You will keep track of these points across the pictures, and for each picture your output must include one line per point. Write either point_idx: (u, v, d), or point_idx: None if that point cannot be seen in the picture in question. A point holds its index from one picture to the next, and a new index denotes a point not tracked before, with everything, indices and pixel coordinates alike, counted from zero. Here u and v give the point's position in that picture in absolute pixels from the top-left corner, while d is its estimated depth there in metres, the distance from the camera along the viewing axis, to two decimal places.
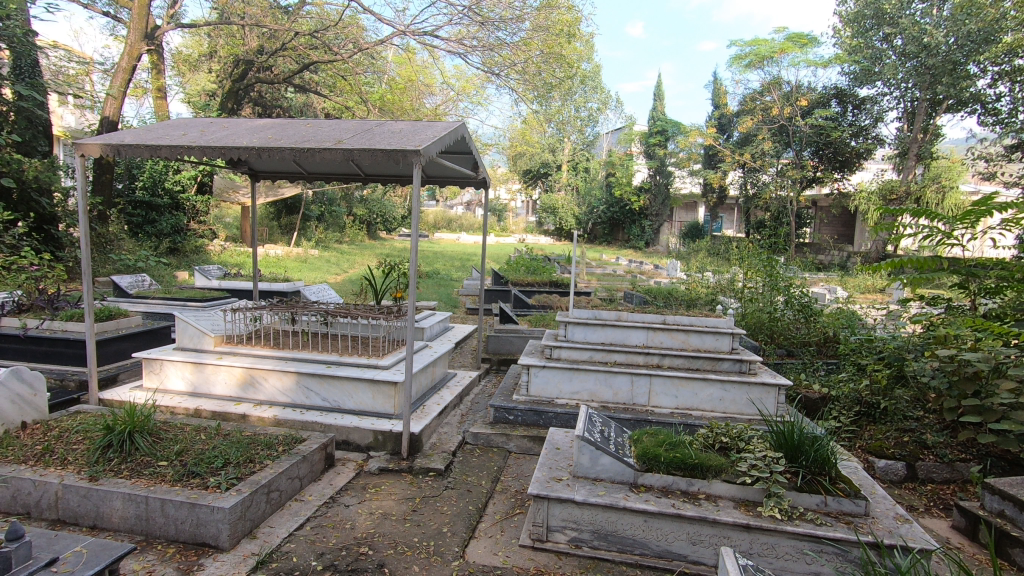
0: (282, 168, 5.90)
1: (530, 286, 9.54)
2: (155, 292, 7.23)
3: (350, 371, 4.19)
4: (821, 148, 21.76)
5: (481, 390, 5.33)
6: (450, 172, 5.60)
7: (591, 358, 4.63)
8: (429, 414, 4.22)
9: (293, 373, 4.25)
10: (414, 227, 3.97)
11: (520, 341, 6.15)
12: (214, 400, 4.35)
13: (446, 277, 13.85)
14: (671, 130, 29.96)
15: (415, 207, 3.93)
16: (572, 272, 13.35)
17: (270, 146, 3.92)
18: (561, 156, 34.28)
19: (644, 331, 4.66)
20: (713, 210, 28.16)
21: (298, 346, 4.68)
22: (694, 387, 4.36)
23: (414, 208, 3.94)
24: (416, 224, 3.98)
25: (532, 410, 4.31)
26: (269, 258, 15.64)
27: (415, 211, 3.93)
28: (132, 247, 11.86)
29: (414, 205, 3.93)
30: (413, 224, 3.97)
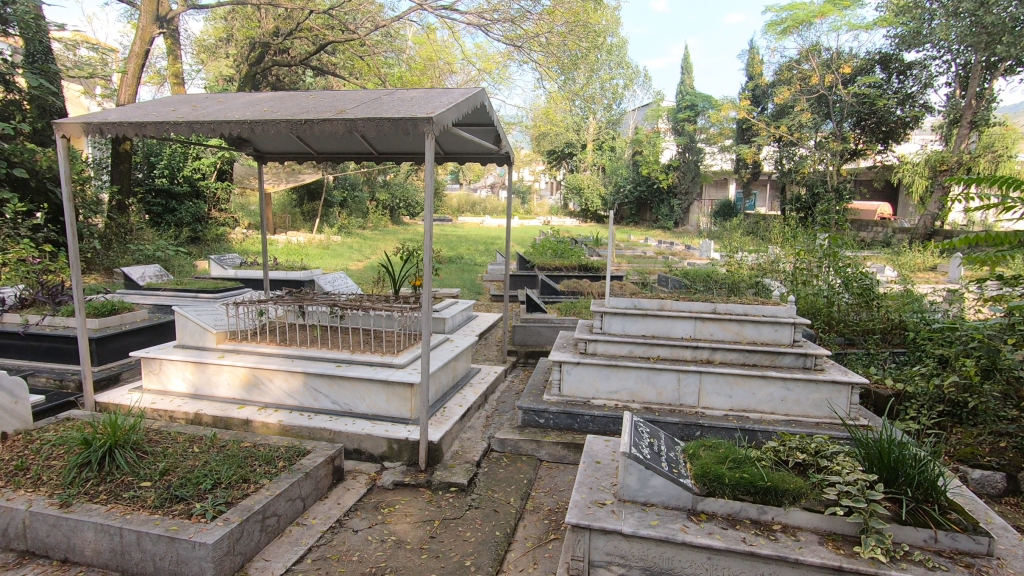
0: (289, 149, 5.52)
1: (558, 270, 9.01)
2: (166, 284, 6.93)
3: (362, 371, 3.76)
4: (864, 117, 20.45)
5: (508, 387, 4.86)
6: (469, 146, 5.08)
7: (631, 353, 4.10)
8: (449, 418, 3.76)
9: (299, 374, 3.84)
10: (427, 208, 3.45)
11: (549, 331, 5.66)
12: (216, 403, 3.98)
13: (470, 262, 13.38)
14: (701, 105, 28.74)
15: (428, 186, 3.41)
16: (600, 255, 12.74)
17: (264, 118, 3.44)
18: (586, 135, 33.39)
19: (692, 322, 4.11)
20: (745, 187, 27.05)
21: (306, 342, 4.27)
22: (750, 386, 3.81)
23: (427, 186, 3.42)
24: (430, 204, 3.45)
25: (566, 412, 3.83)
26: (291, 246, 15.39)
27: (429, 189, 3.41)
28: (152, 237, 11.72)
29: (427, 183, 3.40)
30: (426, 205, 3.44)
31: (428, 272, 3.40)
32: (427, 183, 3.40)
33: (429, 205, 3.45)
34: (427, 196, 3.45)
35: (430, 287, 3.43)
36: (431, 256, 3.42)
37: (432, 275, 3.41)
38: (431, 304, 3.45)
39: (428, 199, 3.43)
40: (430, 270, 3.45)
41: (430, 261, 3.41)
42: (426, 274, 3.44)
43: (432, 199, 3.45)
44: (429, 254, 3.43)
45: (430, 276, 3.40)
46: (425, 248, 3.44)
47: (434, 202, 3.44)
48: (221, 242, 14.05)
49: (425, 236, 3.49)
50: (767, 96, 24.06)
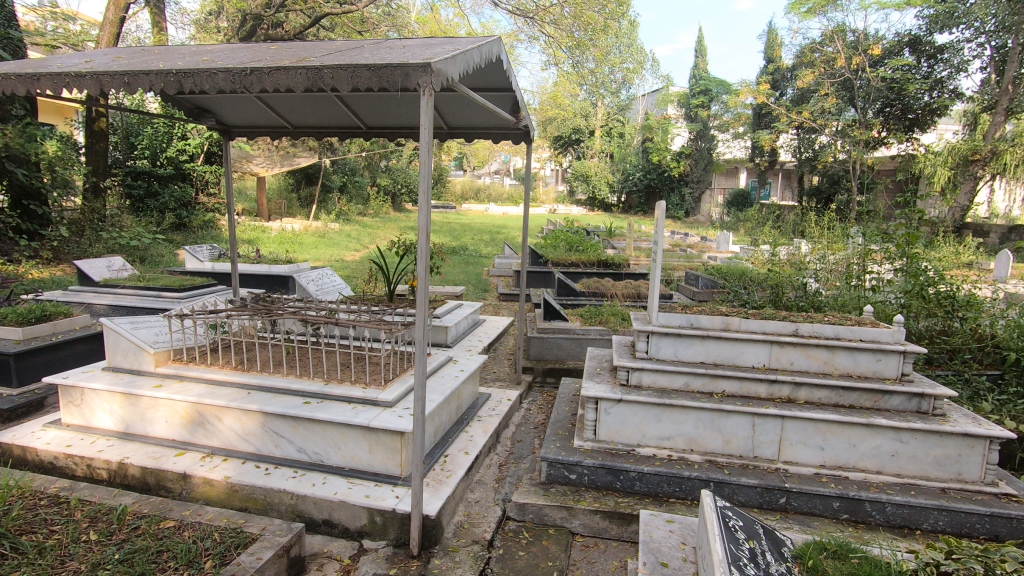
0: (261, 120, 4.56)
1: (575, 266, 8.07)
2: (127, 280, 6.01)
3: (337, 412, 2.85)
4: (890, 103, 19.21)
5: (525, 417, 3.95)
6: (474, 114, 4.09)
7: (687, 387, 3.18)
8: (451, 475, 2.86)
9: (255, 413, 2.92)
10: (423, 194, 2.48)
11: (571, 344, 4.75)
12: (150, 446, 3.07)
13: (474, 254, 12.39)
14: (715, 90, 27.54)
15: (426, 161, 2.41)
16: (615, 248, 11.73)
17: (197, 66, 2.45)
18: (594, 121, 32.14)
19: (766, 348, 3.18)
20: (761, 175, 25.90)
21: (271, 365, 3.36)
22: (848, 435, 2.88)
23: (424, 162, 2.43)
24: (427, 188, 2.47)
25: (604, 467, 2.92)
26: (284, 234, 14.44)
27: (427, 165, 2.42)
28: (130, 224, 10.80)
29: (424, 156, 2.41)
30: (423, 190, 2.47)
31: (422, 283, 2.43)
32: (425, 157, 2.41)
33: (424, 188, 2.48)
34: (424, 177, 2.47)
35: (422, 308, 2.48)
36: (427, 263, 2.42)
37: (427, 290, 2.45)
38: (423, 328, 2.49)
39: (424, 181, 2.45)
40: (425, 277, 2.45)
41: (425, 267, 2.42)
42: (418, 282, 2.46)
43: (430, 179, 2.46)
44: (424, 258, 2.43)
45: (423, 288, 2.44)
46: (418, 251, 2.44)
47: (433, 182, 2.46)
48: (209, 228, 13.11)
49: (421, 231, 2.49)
50: (788, 80, 22.75)
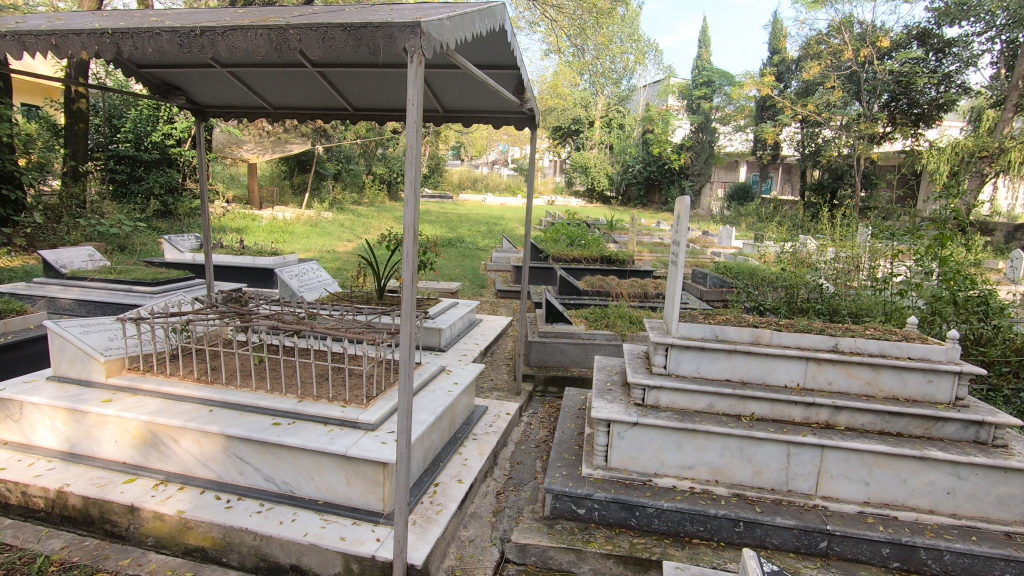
0: (237, 100, 4.13)
1: (577, 263, 7.69)
2: (97, 272, 5.58)
3: (311, 436, 2.46)
4: (896, 96, 18.72)
5: (526, 433, 3.58)
6: (472, 92, 3.66)
7: (711, 408, 2.81)
8: (441, 511, 2.48)
9: (216, 436, 2.53)
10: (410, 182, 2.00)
11: (576, 349, 4.41)
12: (96, 470, 2.67)
13: (471, 246, 11.96)
14: (717, 82, 26.95)
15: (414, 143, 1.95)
16: (617, 242, 11.31)
17: (139, 26, 2.04)
18: (594, 111, 31.51)
19: (801, 365, 2.80)
20: (763, 169, 25.44)
21: (240, 377, 2.96)
22: (897, 469, 2.51)
23: (411, 146, 1.97)
24: (414, 177, 1.99)
25: (618, 502, 2.55)
26: (274, 223, 13.94)
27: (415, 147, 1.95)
28: (111, 210, 10.33)
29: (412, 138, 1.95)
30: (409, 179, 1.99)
31: (409, 291, 2.03)
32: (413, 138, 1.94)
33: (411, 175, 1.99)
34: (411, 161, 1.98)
35: (405, 323, 2.07)
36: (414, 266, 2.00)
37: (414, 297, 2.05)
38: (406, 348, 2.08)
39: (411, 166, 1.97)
40: (414, 282, 2.02)
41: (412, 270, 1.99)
42: (404, 288, 2.05)
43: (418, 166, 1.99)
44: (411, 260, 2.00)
45: (410, 296, 2.04)
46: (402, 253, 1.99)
47: (422, 170, 1.99)
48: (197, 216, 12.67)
49: (407, 228, 2.02)
50: (792, 71, 22.21)
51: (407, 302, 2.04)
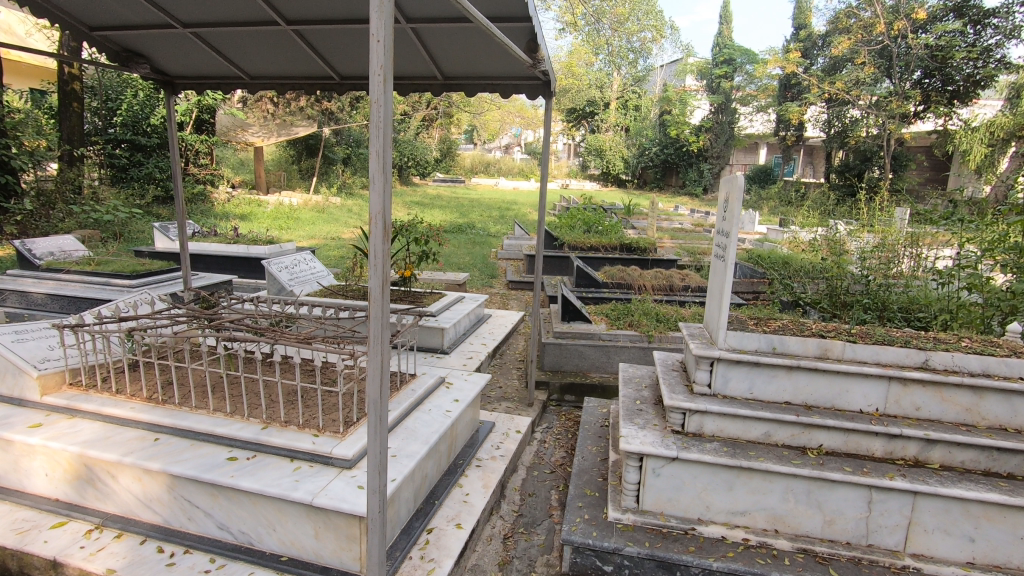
0: (208, 69, 3.63)
1: (594, 251, 7.16)
2: (75, 263, 5.14)
3: (273, 477, 1.98)
4: (930, 73, 17.14)
5: (540, 453, 3.08)
6: (473, 52, 3.11)
7: (768, 438, 2.28)
8: (434, 568, 2.00)
9: (157, 473, 2.05)
10: (377, 157, 1.51)
11: (597, 352, 3.91)
12: (24, 510, 2.22)
13: (481, 232, 11.40)
14: (739, 60, 25.66)
15: (382, 98, 1.46)
16: (635, 228, 10.67)
17: None
18: (609, 92, 30.48)
19: (881, 386, 2.26)
20: (787, 151, 24.39)
21: (197, 395, 2.48)
22: (1013, 523, 1.97)
23: (378, 103, 1.46)
24: (381, 149, 1.49)
25: (653, 559, 2.04)
26: (281, 209, 13.56)
27: (383, 103, 1.45)
28: (108, 196, 9.97)
29: (377, 92, 1.46)
30: (376, 152, 1.50)
31: (377, 306, 1.54)
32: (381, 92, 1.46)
33: (378, 149, 1.51)
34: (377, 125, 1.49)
35: (375, 351, 1.58)
36: (384, 274, 1.52)
37: (385, 311, 1.54)
38: (376, 384, 1.58)
39: (377, 133, 1.47)
40: (383, 293, 1.53)
41: (381, 281, 1.52)
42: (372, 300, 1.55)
43: (388, 133, 1.50)
44: (379, 267, 1.52)
45: (379, 312, 1.54)
46: (368, 256, 1.51)
47: (392, 139, 1.50)
48: (199, 202, 12.30)
49: (374, 220, 1.51)
50: (819, 48, 20.98)
51: (376, 321, 1.54)
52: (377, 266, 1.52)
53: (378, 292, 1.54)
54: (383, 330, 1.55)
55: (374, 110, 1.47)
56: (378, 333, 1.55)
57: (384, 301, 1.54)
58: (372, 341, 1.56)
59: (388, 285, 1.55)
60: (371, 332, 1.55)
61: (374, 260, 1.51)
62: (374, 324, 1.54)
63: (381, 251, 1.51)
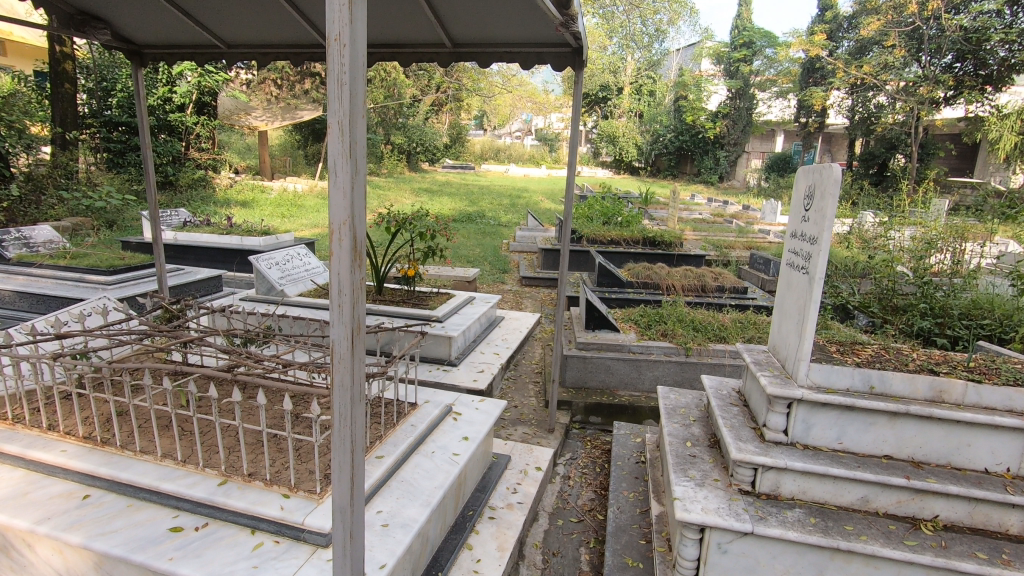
0: (181, 36, 3.15)
1: (615, 245, 6.63)
2: (49, 257, 4.69)
3: (228, 561, 1.51)
4: (963, 56, 15.03)
5: (564, 493, 2.61)
6: (486, 12, 2.58)
7: (866, 504, 1.78)
8: None
9: (78, 548, 1.58)
10: (340, 130, 1.00)
11: (626, 366, 3.42)
12: None
13: (492, 222, 10.84)
14: (759, 43, 24.35)
15: (347, 35, 0.97)
16: (654, 219, 10.06)
17: None
18: (623, 77, 29.53)
19: (1015, 441, 1.74)
20: (808, 138, 23.42)
21: (147, 435, 1.99)
22: None
23: (343, 42, 0.98)
24: (345, 121, 0.99)
25: None
26: (284, 195, 13.09)
27: (349, 41, 0.97)
28: (103, 182, 9.54)
29: (339, 23, 0.97)
30: (337, 125, 1.00)
31: (341, 366, 1.05)
32: (346, 24, 0.97)
33: (342, 118, 1.00)
34: (335, 74, 0.99)
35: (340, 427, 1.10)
36: (353, 319, 1.04)
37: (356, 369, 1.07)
38: (345, 470, 1.11)
39: (339, 90, 0.98)
40: (352, 347, 1.05)
41: (349, 328, 1.04)
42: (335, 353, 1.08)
43: (357, 94, 1.00)
44: (346, 306, 1.04)
45: (344, 373, 1.06)
46: (330, 291, 1.03)
47: (363, 102, 1.00)
48: (200, 188, 11.85)
49: (338, 233, 1.02)
50: (844, 30, 19.83)
51: (341, 385, 1.07)
52: (342, 307, 1.04)
53: (344, 344, 1.05)
54: (350, 393, 1.08)
55: (333, 50, 0.98)
56: (346, 401, 1.08)
57: (354, 354, 1.06)
58: (338, 414, 1.09)
59: (363, 333, 1.08)
60: (336, 400, 1.08)
61: (338, 297, 1.03)
62: (338, 392, 1.06)
63: (349, 281, 1.03)
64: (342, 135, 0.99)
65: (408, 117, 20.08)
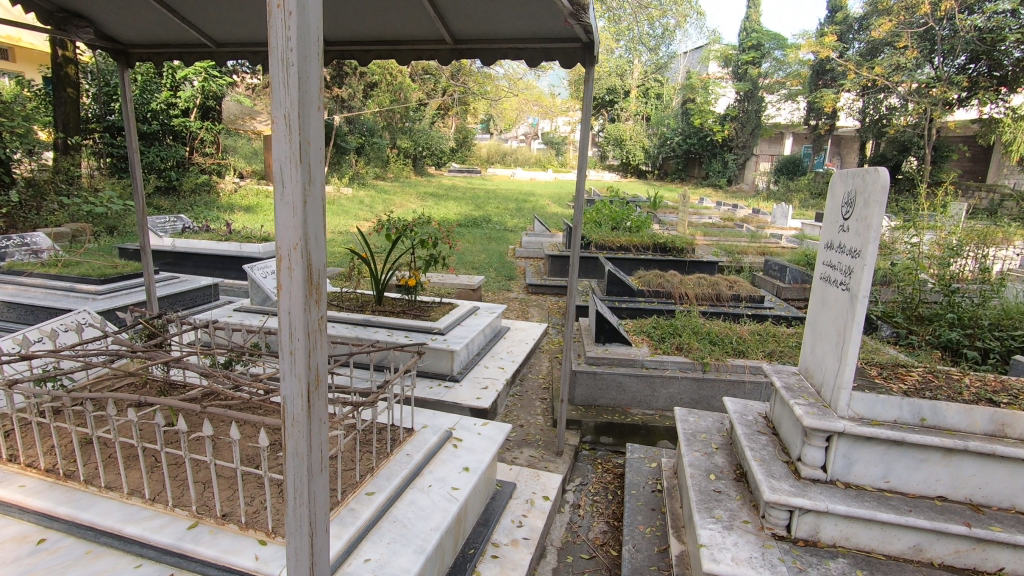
0: (168, 34, 2.99)
1: (625, 252, 6.42)
2: (40, 265, 4.54)
3: None
4: (977, 56, 14.68)
5: (574, 525, 2.40)
6: (491, 3, 2.39)
7: (917, 551, 1.57)
8: None
9: None
10: (286, 121, 0.90)
11: (638, 383, 3.20)
12: None
13: (498, 227, 10.64)
14: (767, 45, 24.00)
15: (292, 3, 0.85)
16: (664, 223, 9.83)
17: None
18: (630, 80, 29.30)
19: None
20: (819, 141, 23.08)
21: (116, 469, 1.81)
22: None
23: (287, 10, 0.86)
24: (292, 105, 0.89)
25: None
26: None
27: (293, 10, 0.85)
28: (104, 187, 9.43)
29: None
30: (282, 115, 0.89)
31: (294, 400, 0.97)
32: None
33: (288, 107, 0.89)
34: (280, 50, 0.87)
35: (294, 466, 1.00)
36: (306, 350, 0.95)
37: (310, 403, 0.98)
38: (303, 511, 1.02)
39: (284, 69, 0.87)
40: (305, 378, 0.96)
41: (303, 362, 0.95)
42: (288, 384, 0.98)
43: (308, 75, 0.89)
44: (297, 332, 0.95)
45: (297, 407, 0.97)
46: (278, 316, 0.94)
47: (312, 83, 0.89)
48: (204, 193, 11.74)
49: (288, 244, 0.92)
50: (855, 32, 19.48)
51: (296, 423, 0.98)
52: (292, 339, 0.96)
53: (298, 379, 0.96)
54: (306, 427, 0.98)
55: (276, 20, 0.86)
56: (301, 437, 0.98)
57: (308, 390, 0.97)
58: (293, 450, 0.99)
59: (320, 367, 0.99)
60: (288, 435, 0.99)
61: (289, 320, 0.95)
62: (293, 430, 0.97)
63: (303, 318, 0.95)
64: (289, 129, 0.89)
65: (414, 121, 19.89)
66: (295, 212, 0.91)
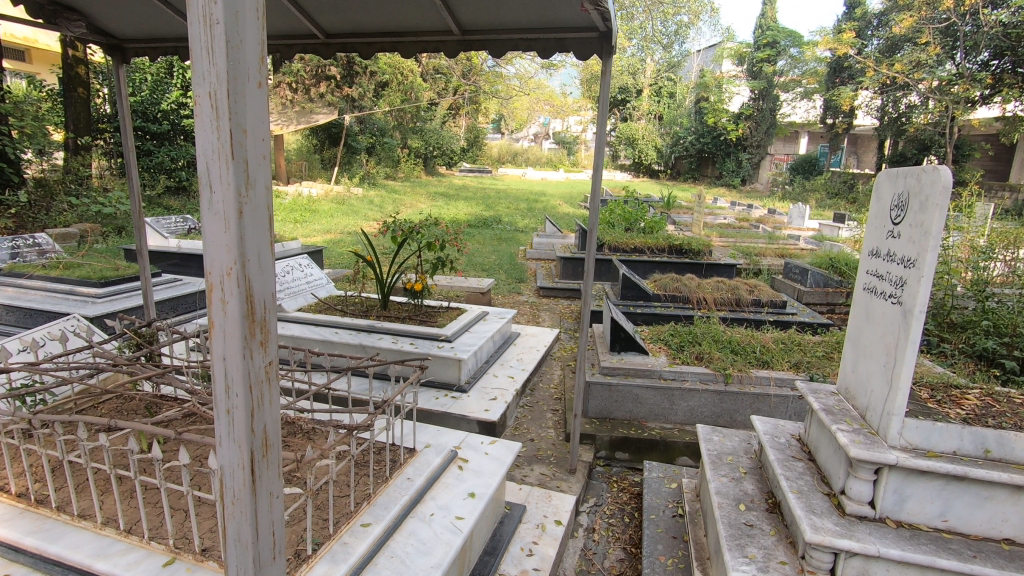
0: (164, 28, 2.88)
1: (639, 255, 6.21)
2: (41, 267, 4.45)
3: None
4: (1001, 52, 14.25)
5: (589, 551, 2.23)
6: None
7: None
8: None
9: None
10: (214, 112, 0.80)
11: (656, 396, 3.03)
12: None
13: (508, 228, 10.46)
14: (783, 43, 23.50)
15: None
16: (678, 224, 9.58)
17: None
18: (642, 79, 28.96)
19: None
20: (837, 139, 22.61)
21: (92, 495, 1.67)
22: None
23: None
24: (217, 83, 0.79)
25: None
26: (299, 200, 12.90)
27: None
28: (114, 187, 9.40)
29: None
30: (206, 101, 0.80)
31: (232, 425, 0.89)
32: None
33: (214, 91, 0.80)
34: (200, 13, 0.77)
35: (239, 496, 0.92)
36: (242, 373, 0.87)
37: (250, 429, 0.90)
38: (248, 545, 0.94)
39: (208, 45, 0.78)
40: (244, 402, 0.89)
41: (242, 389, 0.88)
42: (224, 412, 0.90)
43: (236, 52, 0.80)
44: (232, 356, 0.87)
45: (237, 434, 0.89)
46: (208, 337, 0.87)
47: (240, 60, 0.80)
48: None
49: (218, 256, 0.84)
50: (874, 28, 19.01)
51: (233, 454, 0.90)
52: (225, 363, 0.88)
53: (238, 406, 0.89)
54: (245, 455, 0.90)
55: None
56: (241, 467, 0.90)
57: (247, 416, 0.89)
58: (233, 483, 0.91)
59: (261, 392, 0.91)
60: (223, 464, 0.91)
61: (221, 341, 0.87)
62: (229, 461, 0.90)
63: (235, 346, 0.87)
64: (216, 115, 0.80)
65: (424, 120, 19.79)
66: (228, 225, 0.83)
